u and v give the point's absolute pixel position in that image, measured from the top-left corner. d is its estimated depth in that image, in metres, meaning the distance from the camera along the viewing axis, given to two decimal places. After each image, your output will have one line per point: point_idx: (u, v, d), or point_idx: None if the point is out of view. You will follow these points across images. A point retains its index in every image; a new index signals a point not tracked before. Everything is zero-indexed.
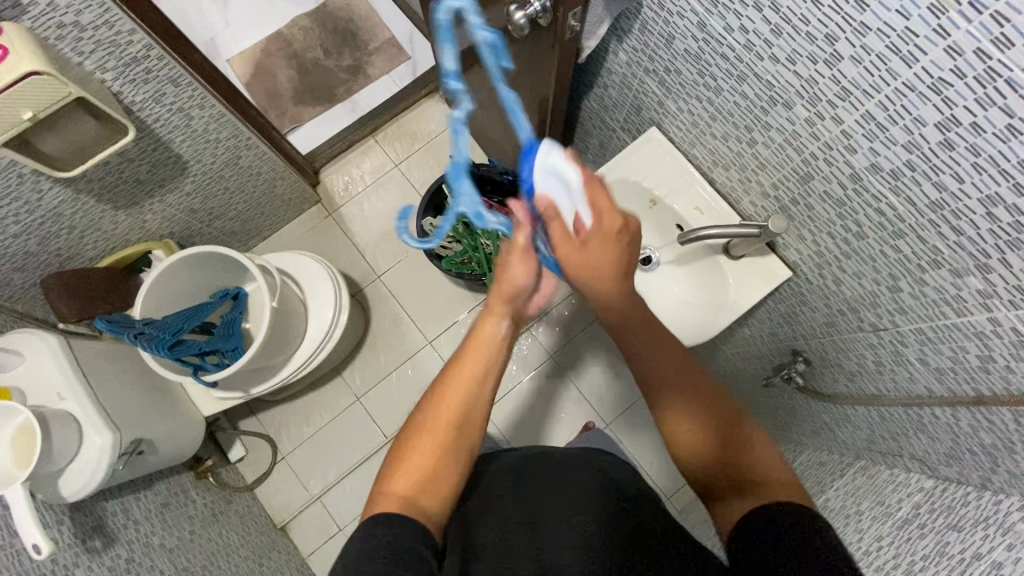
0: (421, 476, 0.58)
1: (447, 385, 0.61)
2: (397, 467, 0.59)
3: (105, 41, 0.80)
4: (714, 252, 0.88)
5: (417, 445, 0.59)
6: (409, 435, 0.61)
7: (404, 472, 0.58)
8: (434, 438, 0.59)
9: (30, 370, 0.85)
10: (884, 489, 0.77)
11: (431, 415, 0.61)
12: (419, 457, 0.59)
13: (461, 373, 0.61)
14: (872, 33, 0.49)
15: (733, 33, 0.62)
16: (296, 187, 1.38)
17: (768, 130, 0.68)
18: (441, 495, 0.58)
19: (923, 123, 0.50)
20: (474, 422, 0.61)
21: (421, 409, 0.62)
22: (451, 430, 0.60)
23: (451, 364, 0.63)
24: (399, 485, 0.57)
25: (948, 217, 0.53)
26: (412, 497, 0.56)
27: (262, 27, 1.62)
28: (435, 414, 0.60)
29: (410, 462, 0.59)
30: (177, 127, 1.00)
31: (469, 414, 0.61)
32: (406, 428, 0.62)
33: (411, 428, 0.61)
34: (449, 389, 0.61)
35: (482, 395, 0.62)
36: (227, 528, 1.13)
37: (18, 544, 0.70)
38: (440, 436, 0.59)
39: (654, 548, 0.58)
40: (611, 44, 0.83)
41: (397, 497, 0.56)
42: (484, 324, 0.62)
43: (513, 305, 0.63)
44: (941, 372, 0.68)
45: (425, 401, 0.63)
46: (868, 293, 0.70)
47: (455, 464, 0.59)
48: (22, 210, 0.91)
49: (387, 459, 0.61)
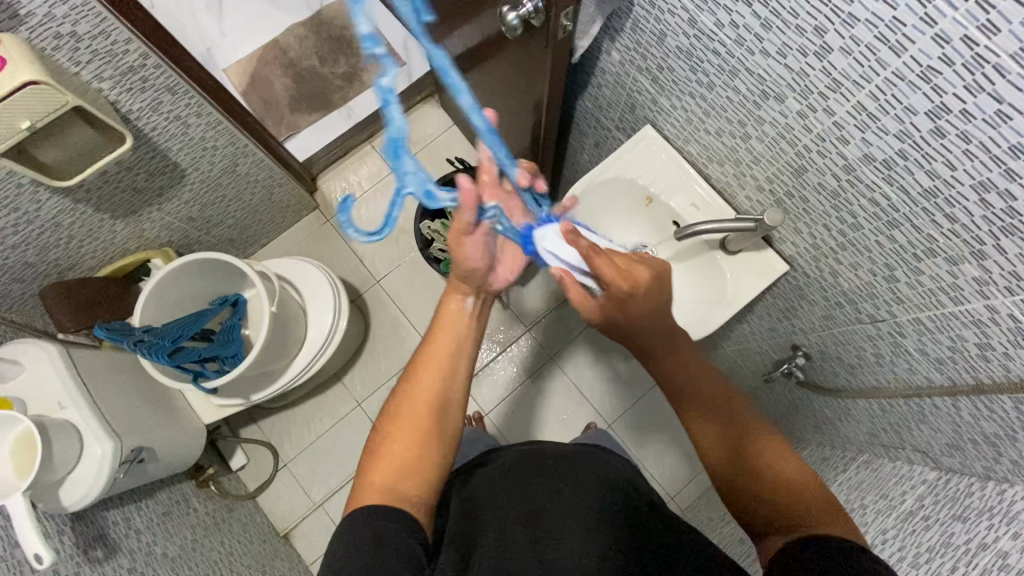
0: (402, 463, 0.58)
1: (418, 371, 0.64)
2: (376, 458, 0.59)
3: (102, 51, 0.81)
4: (711, 248, 0.88)
5: (398, 432, 0.60)
6: (384, 426, 0.62)
7: (385, 461, 0.58)
8: (412, 422, 0.60)
9: (29, 380, 0.85)
10: (887, 482, 0.77)
11: (405, 401, 0.62)
12: (398, 444, 0.59)
13: (435, 351, 0.65)
14: (861, 24, 0.49)
15: (724, 29, 0.63)
16: (293, 194, 1.39)
17: (762, 124, 0.68)
18: (425, 482, 0.58)
19: (914, 112, 0.50)
20: (450, 403, 0.63)
21: (398, 395, 0.64)
22: (429, 412, 0.61)
23: (421, 350, 0.66)
24: (380, 474, 0.57)
25: (941, 204, 0.54)
26: (396, 484, 0.56)
27: (258, 37, 1.63)
28: (410, 399, 0.62)
29: (389, 449, 0.59)
30: (175, 135, 1.00)
31: (446, 395, 0.63)
32: (379, 421, 0.63)
33: (390, 416, 0.62)
34: (423, 372, 0.64)
35: (459, 372, 0.65)
36: (229, 536, 1.12)
37: (19, 555, 0.70)
38: (419, 420, 0.61)
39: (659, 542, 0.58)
40: (604, 44, 0.84)
41: (382, 484, 0.56)
42: (449, 301, 0.69)
43: (471, 281, 0.68)
44: (940, 361, 0.68)
45: (402, 386, 0.64)
46: (864, 283, 0.71)
47: (434, 447, 0.60)
48: (22, 220, 0.92)
49: (368, 453, 0.60)
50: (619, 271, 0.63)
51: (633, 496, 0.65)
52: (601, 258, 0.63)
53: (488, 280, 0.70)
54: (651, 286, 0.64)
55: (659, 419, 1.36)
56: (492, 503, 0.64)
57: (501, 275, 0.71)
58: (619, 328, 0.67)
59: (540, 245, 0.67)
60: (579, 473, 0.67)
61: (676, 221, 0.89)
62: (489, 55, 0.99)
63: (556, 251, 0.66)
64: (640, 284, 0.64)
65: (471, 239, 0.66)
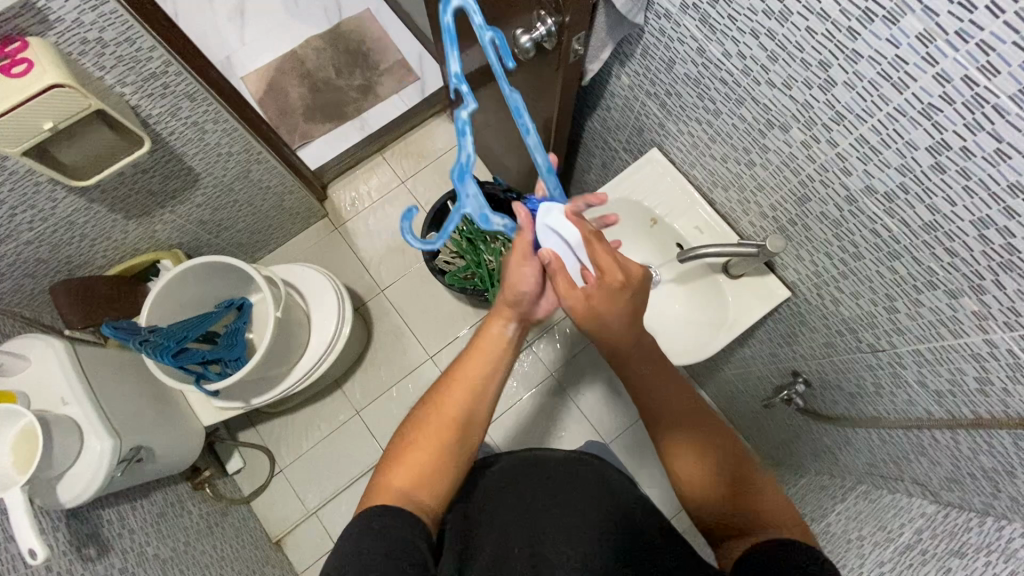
0: (422, 472, 0.59)
1: (449, 386, 0.65)
2: (396, 461, 0.60)
3: (126, 57, 0.83)
4: (713, 271, 0.88)
5: (420, 441, 0.61)
6: (408, 433, 0.62)
7: (404, 467, 0.59)
8: (438, 435, 0.61)
9: (33, 376, 0.85)
10: (885, 514, 0.76)
11: (432, 413, 0.63)
12: (420, 452, 0.60)
13: (467, 369, 0.65)
14: (864, 60, 0.50)
15: (731, 59, 0.64)
16: (304, 202, 1.41)
17: (766, 151, 0.69)
18: (437, 493, 0.58)
19: (915, 147, 0.51)
20: (477, 427, 0.63)
21: (426, 404, 0.64)
22: (454, 428, 0.62)
23: (454, 364, 0.67)
24: (397, 478, 0.58)
25: (941, 238, 0.54)
26: (412, 491, 0.57)
27: (276, 47, 1.67)
28: (439, 411, 0.63)
29: (411, 456, 0.60)
30: (191, 140, 1.02)
31: (472, 415, 0.63)
32: (403, 428, 0.63)
33: (415, 423, 0.63)
34: (453, 390, 0.64)
35: (486, 395, 0.65)
36: (221, 540, 1.12)
37: (12, 550, 0.70)
38: (444, 434, 0.61)
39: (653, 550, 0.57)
40: (614, 68, 0.85)
41: (396, 489, 0.57)
42: (490, 327, 0.68)
43: (519, 309, 0.67)
44: (940, 394, 0.68)
45: (431, 395, 0.65)
46: (865, 313, 0.71)
47: (454, 466, 0.61)
48: (37, 217, 0.94)
49: (386, 455, 0.61)
50: (614, 259, 0.62)
51: (627, 506, 0.64)
52: (603, 249, 0.63)
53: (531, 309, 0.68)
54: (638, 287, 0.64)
55: None
56: (487, 512, 0.64)
57: (546, 302, 0.69)
58: (593, 314, 0.63)
59: (540, 219, 0.64)
60: (576, 484, 0.67)
61: (679, 244, 0.90)
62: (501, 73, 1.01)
63: (556, 228, 0.63)
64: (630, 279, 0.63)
65: (527, 265, 0.66)
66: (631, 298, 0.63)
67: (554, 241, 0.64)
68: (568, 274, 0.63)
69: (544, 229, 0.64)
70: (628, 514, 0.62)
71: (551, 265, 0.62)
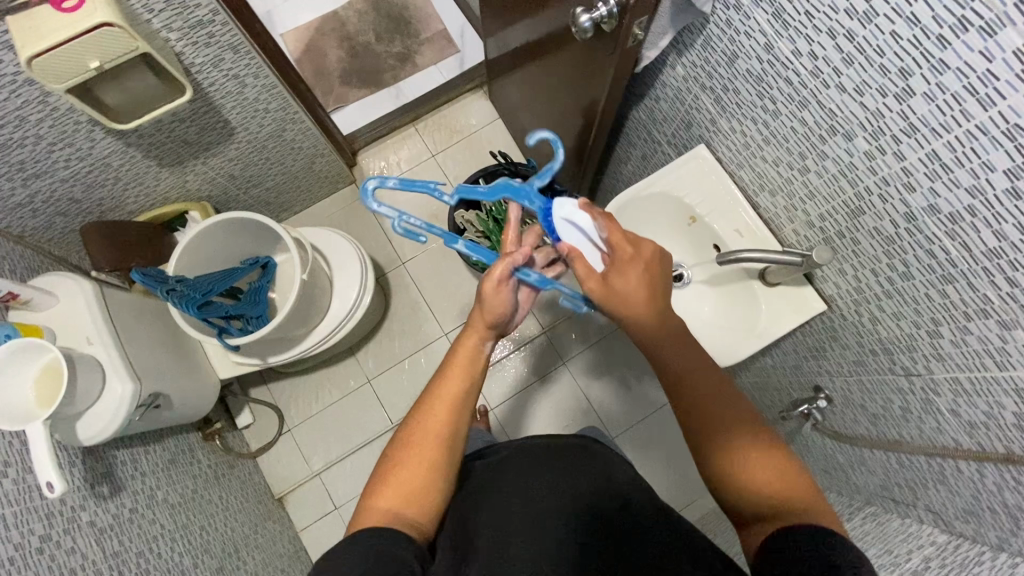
0: (409, 490, 0.58)
1: (430, 407, 0.62)
2: (385, 479, 0.59)
3: (175, 2, 0.82)
4: (749, 276, 0.86)
5: (404, 461, 0.59)
6: (393, 452, 0.61)
7: (393, 488, 0.58)
8: (424, 454, 0.59)
9: (62, 313, 0.86)
10: (893, 537, 0.75)
11: (412, 435, 0.60)
12: (408, 474, 0.58)
13: (445, 390, 0.62)
14: (951, 72, 0.48)
15: (801, 58, 0.62)
16: (334, 165, 1.40)
17: (823, 159, 0.67)
18: (427, 506, 0.58)
19: (991, 168, 0.49)
20: (461, 440, 0.62)
21: (408, 423, 0.62)
22: (439, 449, 0.60)
23: (434, 384, 0.63)
24: (387, 498, 0.57)
25: (1004, 267, 0.52)
26: (401, 509, 0.57)
27: (318, 6, 1.64)
28: (420, 433, 0.60)
29: (397, 478, 0.58)
30: (230, 93, 1.01)
31: (455, 430, 0.61)
32: (389, 446, 0.62)
33: (399, 442, 0.61)
34: (433, 409, 0.61)
35: (467, 409, 0.63)
36: (227, 492, 1.14)
37: (30, 480, 0.71)
38: (430, 453, 0.59)
39: (656, 538, 0.57)
40: (670, 57, 0.83)
41: (384, 509, 0.56)
42: (462, 341, 0.66)
43: (495, 327, 0.66)
44: (972, 426, 0.66)
45: (412, 415, 0.62)
46: (904, 335, 0.69)
47: (443, 482, 0.60)
48: (74, 156, 0.94)
49: (374, 474, 0.60)
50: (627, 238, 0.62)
51: (637, 494, 0.63)
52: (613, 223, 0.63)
53: (505, 326, 0.68)
54: (651, 261, 0.63)
55: (664, 439, 1.35)
56: (493, 494, 0.64)
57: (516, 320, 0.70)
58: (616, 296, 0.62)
59: (557, 215, 0.64)
60: (584, 470, 0.66)
61: (716, 244, 0.87)
62: (549, 51, 0.98)
63: (575, 222, 0.63)
64: (642, 254, 0.63)
65: (503, 290, 0.64)
66: (643, 272, 0.63)
67: (576, 235, 0.64)
68: (585, 260, 0.63)
69: (561, 221, 0.64)
70: (639, 508, 0.61)
71: (571, 254, 0.63)
